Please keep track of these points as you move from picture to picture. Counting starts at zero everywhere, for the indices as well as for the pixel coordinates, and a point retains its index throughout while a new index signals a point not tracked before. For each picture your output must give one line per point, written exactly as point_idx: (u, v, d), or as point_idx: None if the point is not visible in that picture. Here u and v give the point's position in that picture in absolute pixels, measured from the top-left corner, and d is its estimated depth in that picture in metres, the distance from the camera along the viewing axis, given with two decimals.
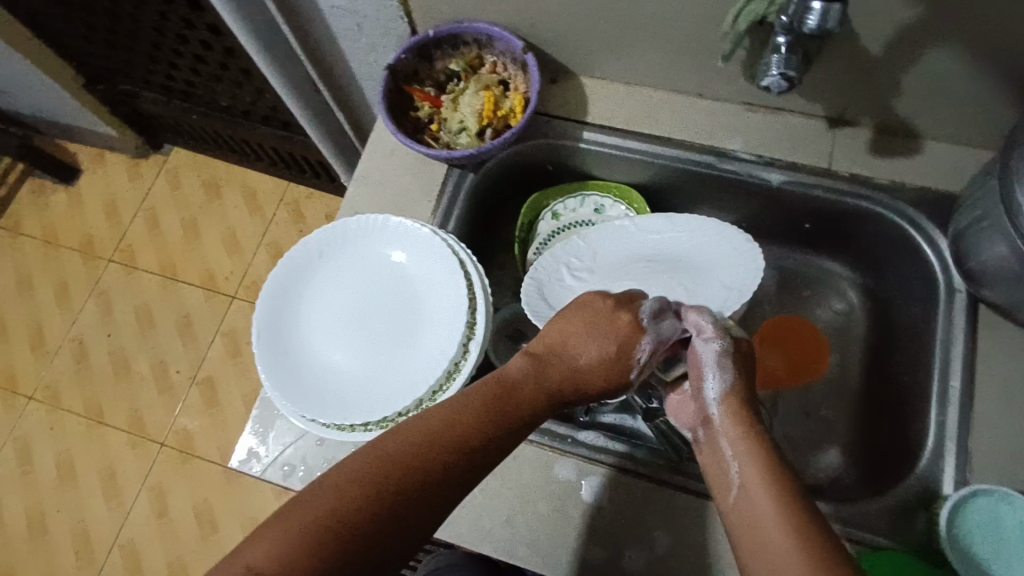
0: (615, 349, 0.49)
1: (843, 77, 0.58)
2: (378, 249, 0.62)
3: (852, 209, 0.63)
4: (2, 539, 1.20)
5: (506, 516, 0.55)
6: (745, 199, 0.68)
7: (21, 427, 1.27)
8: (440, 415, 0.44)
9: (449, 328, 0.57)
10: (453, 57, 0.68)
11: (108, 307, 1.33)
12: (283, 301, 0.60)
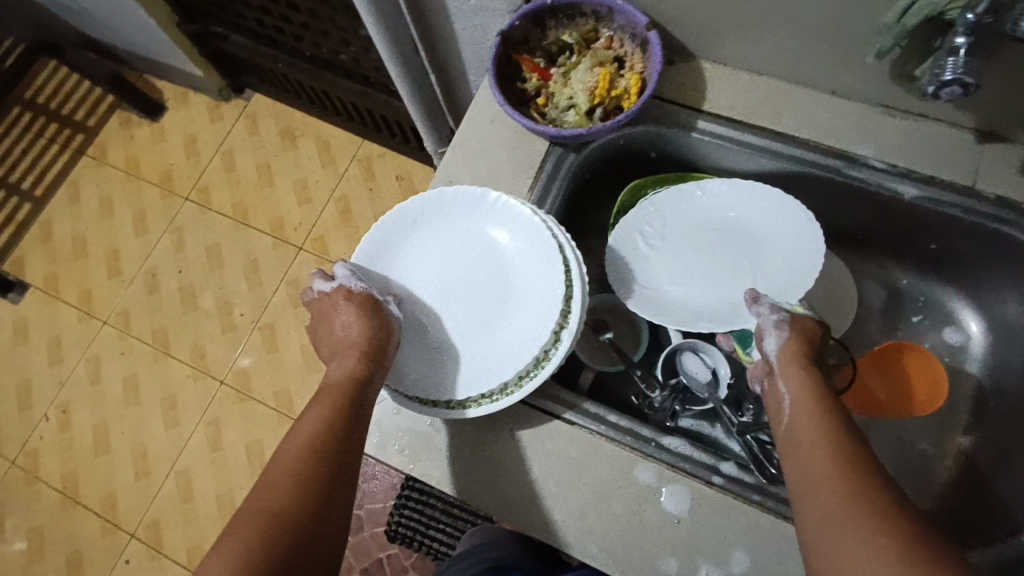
0: (346, 308, 0.56)
1: (1008, 87, 0.53)
2: (475, 223, 0.60)
3: (992, 234, 0.57)
4: (69, 451, 1.27)
5: (580, 511, 0.54)
6: (866, 211, 0.63)
7: (93, 348, 1.33)
8: (312, 417, 0.51)
9: (543, 315, 0.56)
10: (568, 28, 0.64)
11: (181, 243, 1.37)
12: (377, 262, 0.60)
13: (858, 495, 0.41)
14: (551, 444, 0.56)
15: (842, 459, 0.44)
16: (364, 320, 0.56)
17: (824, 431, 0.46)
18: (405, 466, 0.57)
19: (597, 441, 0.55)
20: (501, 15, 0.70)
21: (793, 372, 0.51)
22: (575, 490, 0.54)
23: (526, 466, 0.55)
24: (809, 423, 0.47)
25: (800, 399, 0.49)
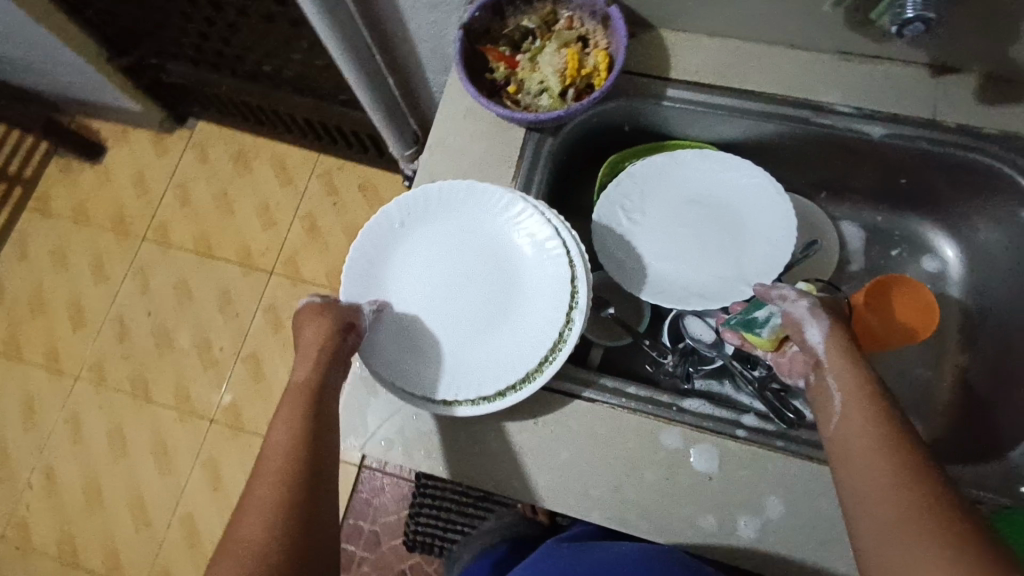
0: (317, 329, 0.53)
1: (956, 22, 0.55)
2: (465, 218, 0.60)
3: (958, 162, 0.60)
4: (61, 515, 1.22)
5: (615, 485, 0.55)
6: (838, 155, 0.65)
7: (69, 405, 1.28)
8: (287, 436, 0.48)
9: (552, 298, 0.57)
10: (527, 14, 0.65)
11: (146, 285, 1.32)
12: (372, 267, 0.59)
13: (915, 488, 0.40)
14: (576, 422, 0.56)
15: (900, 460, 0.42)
16: (332, 334, 0.53)
17: (871, 422, 0.45)
18: (436, 469, 0.57)
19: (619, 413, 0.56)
20: (456, 10, 0.70)
21: (838, 363, 0.48)
22: (607, 464, 0.55)
23: (556, 450, 0.56)
24: (857, 414, 0.45)
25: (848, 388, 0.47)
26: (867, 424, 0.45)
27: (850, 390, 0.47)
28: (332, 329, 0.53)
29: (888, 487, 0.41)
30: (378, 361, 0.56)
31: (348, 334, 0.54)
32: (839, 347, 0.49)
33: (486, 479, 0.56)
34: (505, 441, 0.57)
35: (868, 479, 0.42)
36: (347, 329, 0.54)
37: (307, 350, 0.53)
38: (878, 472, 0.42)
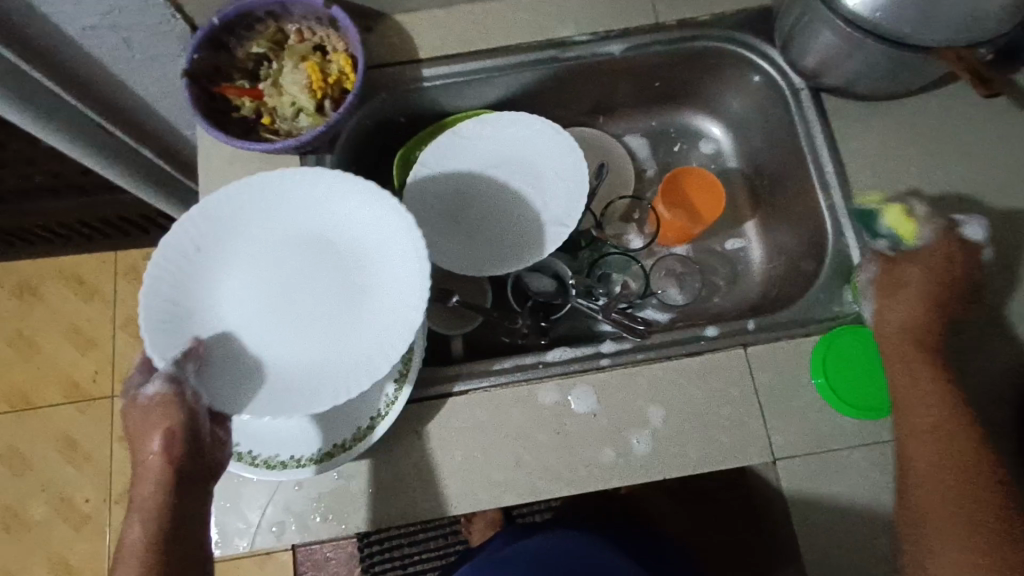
0: (162, 432, 0.47)
1: None
2: (272, 217, 0.52)
3: (692, 52, 0.67)
4: None
5: (516, 461, 0.55)
6: (596, 79, 0.70)
7: None
8: None
9: (407, 270, 0.50)
10: (252, 39, 0.61)
11: None
12: (183, 309, 0.48)
13: (944, 465, 0.51)
14: (455, 419, 0.56)
15: (939, 440, 0.51)
16: (173, 444, 0.47)
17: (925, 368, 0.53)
18: (338, 529, 0.54)
19: (492, 391, 0.57)
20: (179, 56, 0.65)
21: (898, 315, 0.55)
22: (500, 444, 0.55)
23: (448, 453, 0.55)
24: (919, 386, 0.53)
25: (910, 321, 0.55)
26: (909, 389, 0.53)
27: (914, 348, 0.54)
28: (161, 426, 0.47)
29: (928, 463, 0.51)
30: (238, 405, 0.48)
31: (179, 431, 0.47)
32: (908, 306, 0.55)
33: (392, 510, 0.54)
34: (396, 463, 0.55)
35: (915, 426, 0.52)
36: (178, 425, 0.47)
37: (142, 463, 0.48)
38: (924, 443, 0.52)
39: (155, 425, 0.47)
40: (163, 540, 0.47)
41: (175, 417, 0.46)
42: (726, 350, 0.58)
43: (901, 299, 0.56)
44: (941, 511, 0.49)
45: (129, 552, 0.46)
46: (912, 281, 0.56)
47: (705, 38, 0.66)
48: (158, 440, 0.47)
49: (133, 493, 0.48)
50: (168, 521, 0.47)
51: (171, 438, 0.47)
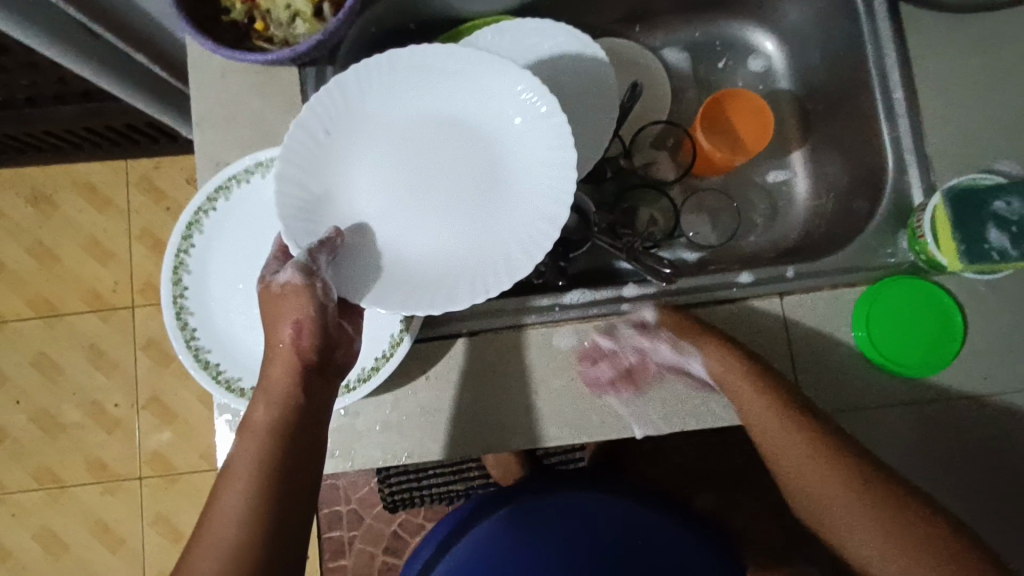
0: (302, 317, 0.53)
1: None
2: (423, 84, 0.59)
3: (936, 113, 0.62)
4: (113, 423, 1.38)
5: (606, 414, 0.61)
6: (859, 85, 0.66)
7: (98, 332, 1.39)
8: (262, 436, 0.51)
9: (531, 148, 0.58)
10: None
11: (157, 219, 1.41)
12: (311, 169, 0.57)
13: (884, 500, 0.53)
14: (559, 379, 0.62)
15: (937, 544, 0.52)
16: (303, 333, 0.54)
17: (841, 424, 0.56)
18: (440, 406, 0.62)
19: (600, 367, 0.62)
20: None
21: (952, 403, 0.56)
22: (585, 414, 0.61)
23: (552, 379, 0.62)
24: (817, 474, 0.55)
25: (757, 410, 0.57)
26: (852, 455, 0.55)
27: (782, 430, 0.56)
28: (294, 310, 0.53)
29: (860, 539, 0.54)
30: (343, 283, 0.56)
31: (304, 321, 0.54)
32: (753, 395, 0.57)
33: (473, 434, 0.62)
34: (494, 393, 0.62)
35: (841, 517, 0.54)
36: (305, 316, 0.54)
37: (270, 347, 0.54)
38: (836, 502, 0.54)
39: (285, 313, 0.54)
40: (287, 421, 0.52)
41: (306, 308, 0.53)
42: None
43: None
44: None
45: (254, 426, 0.52)
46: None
47: (964, 117, 0.61)
48: (289, 327, 0.53)
49: (264, 374, 0.54)
50: (292, 410, 0.52)
51: (300, 327, 0.53)
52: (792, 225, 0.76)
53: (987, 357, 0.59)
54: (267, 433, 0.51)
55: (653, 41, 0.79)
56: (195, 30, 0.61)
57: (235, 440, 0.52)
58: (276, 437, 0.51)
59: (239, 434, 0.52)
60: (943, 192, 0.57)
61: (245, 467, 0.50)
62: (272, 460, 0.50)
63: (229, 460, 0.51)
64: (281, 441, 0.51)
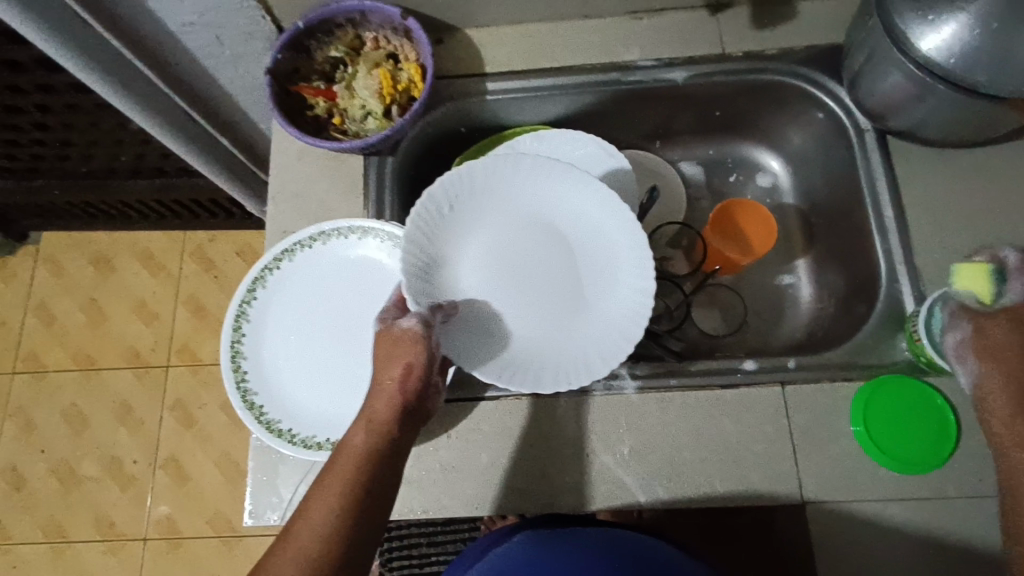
0: (410, 360, 0.58)
1: (923, 109, 0.65)
2: (532, 185, 0.68)
3: (921, 229, 0.69)
4: (129, 480, 1.41)
5: (617, 483, 0.65)
6: (854, 203, 0.75)
7: (131, 389, 1.46)
8: (360, 455, 0.55)
9: (617, 261, 0.66)
10: (410, 70, 0.76)
11: (206, 285, 1.53)
12: (431, 238, 0.65)
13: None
14: (571, 448, 0.66)
15: None
16: (405, 372, 0.58)
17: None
18: (459, 464, 0.66)
19: (609, 438, 0.66)
20: (500, 82, 0.79)
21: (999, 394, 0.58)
22: (596, 484, 0.65)
23: (568, 446, 0.66)
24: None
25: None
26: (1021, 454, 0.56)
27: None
28: (404, 355, 0.58)
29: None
30: (449, 347, 0.63)
31: (415, 366, 0.58)
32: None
33: (489, 494, 0.65)
34: (510, 455, 0.66)
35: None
36: (416, 360, 0.58)
37: (376, 381, 0.58)
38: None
39: (399, 355, 0.58)
40: (379, 452, 0.56)
41: (419, 353, 0.58)
42: (829, 509, 0.62)
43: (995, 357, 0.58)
44: None
45: (352, 447, 0.56)
46: None
47: (948, 235, 0.68)
48: (399, 367, 0.58)
49: (366, 405, 0.58)
50: (386, 443, 0.56)
51: (410, 368, 0.58)
52: (798, 325, 0.82)
53: (984, 457, 0.62)
54: (365, 456, 0.55)
55: (671, 155, 0.90)
56: (284, 121, 0.72)
57: (333, 459, 0.56)
58: (371, 464, 0.55)
59: (337, 452, 0.56)
60: (928, 301, 0.64)
61: (335, 485, 0.54)
62: (363, 481, 0.54)
63: (322, 476, 0.55)
64: (370, 469, 0.55)
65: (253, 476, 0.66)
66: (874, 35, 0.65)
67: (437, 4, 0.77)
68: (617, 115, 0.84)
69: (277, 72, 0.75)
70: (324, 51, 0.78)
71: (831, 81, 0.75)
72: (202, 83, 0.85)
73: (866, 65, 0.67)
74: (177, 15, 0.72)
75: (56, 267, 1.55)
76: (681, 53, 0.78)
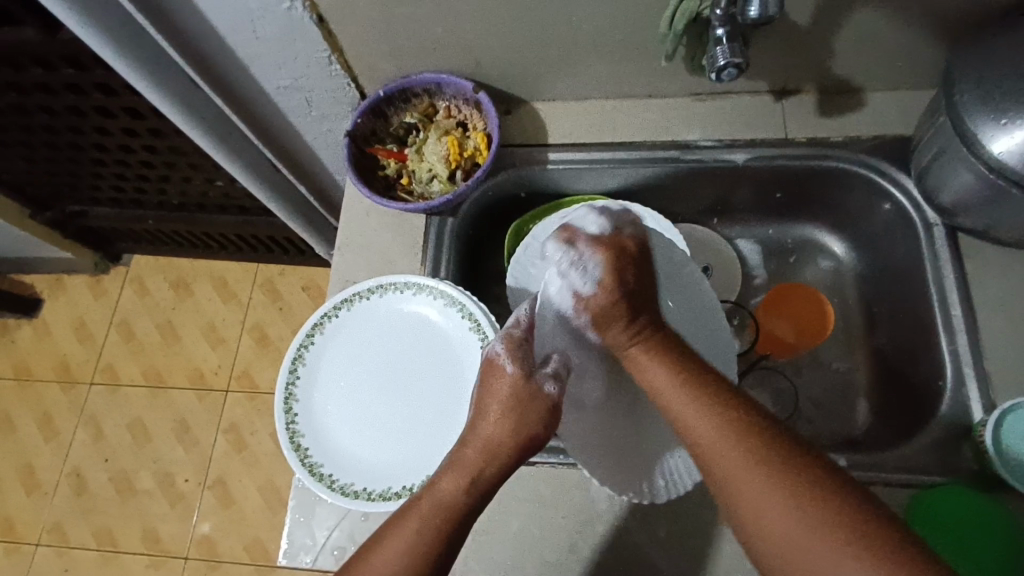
0: (519, 430, 0.59)
1: (994, 209, 0.63)
2: None
3: (990, 332, 0.66)
4: (178, 496, 1.47)
5: (649, 563, 0.63)
6: (918, 296, 0.72)
7: (192, 408, 1.54)
8: (440, 504, 0.56)
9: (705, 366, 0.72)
10: (479, 139, 0.81)
11: (272, 317, 1.61)
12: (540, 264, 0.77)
13: (768, 483, 0.48)
14: (604, 525, 0.65)
15: (748, 434, 0.51)
16: (516, 434, 0.58)
17: (719, 421, 0.52)
18: (490, 527, 0.66)
19: (644, 517, 0.65)
20: (560, 151, 0.83)
21: (653, 368, 0.59)
22: (628, 563, 0.64)
23: (602, 520, 0.65)
24: (719, 412, 0.53)
25: (671, 390, 0.56)
26: (701, 414, 0.53)
27: (683, 385, 0.56)
28: (528, 421, 0.59)
29: (768, 492, 0.48)
30: None
31: (535, 440, 0.60)
32: (665, 372, 0.58)
33: (516, 562, 0.65)
34: (542, 525, 0.66)
35: (757, 496, 0.49)
36: (538, 432, 0.60)
37: (479, 436, 0.59)
38: (752, 483, 0.49)
39: (525, 420, 0.59)
40: (465, 510, 0.56)
41: (542, 423, 0.60)
42: None
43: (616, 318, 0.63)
44: (747, 483, 0.49)
45: (435, 495, 0.56)
46: (694, 369, 0.57)
47: (1022, 343, 0.65)
48: (520, 433, 0.59)
49: (457, 454, 0.59)
50: (477, 501, 0.57)
51: (529, 439, 0.59)
52: (854, 418, 0.78)
53: None
54: (449, 511, 0.55)
55: (729, 231, 0.90)
56: (357, 179, 0.78)
57: (415, 500, 0.56)
58: (453, 521, 0.55)
59: (423, 495, 0.56)
60: (998, 410, 0.60)
61: (411, 531, 0.54)
62: (441, 539, 0.54)
63: (402, 519, 0.55)
64: (453, 524, 0.55)
65: (292, 516, 0.68)
66: (943, 133, 0.64)
67: (508, 80, 0.81)
68: (675, 190, 0.85)
69: (355, 134, 0.81)
70: (400, 117, 0.83)
71: (898, 172, 0.74)
72: (289, 136, 0.93)
73: (935, 161, 0.66)
74: (274, 79, 0.80)
75: (141, 288, 1.67)
76: (743, 135, 0.79)
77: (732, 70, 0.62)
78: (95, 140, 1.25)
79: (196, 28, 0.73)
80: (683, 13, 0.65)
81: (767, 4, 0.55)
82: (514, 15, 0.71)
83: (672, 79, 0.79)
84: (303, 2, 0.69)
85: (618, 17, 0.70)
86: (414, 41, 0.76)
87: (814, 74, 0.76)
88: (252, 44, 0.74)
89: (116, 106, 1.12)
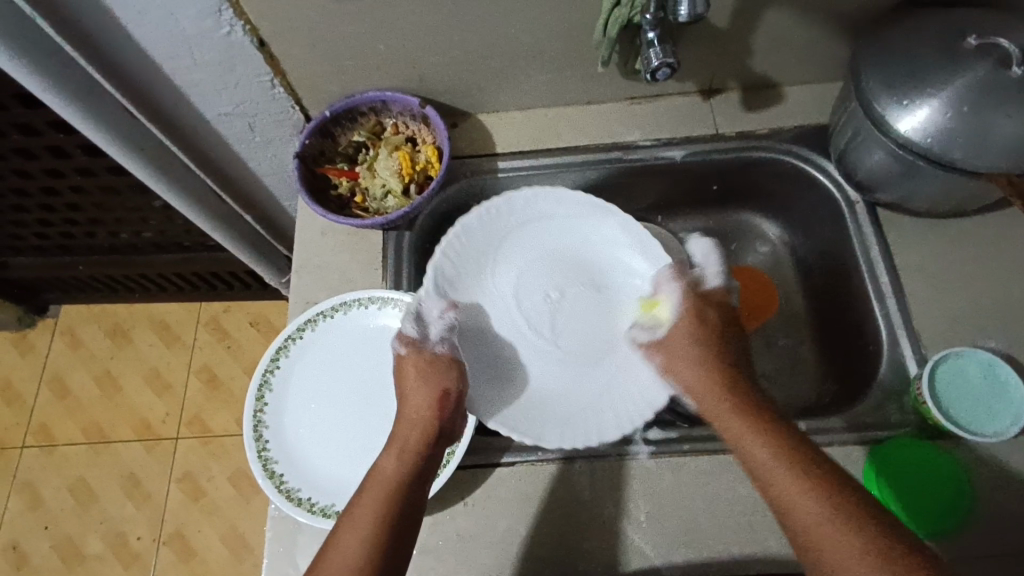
0: (435, 395, 0.63)
1: (904, 181, 0.70)
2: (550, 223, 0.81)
3: (914, 294, 0.73)
4: (130, 555, 1.38)
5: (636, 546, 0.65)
6: (850, 267, 0.79)
7: (140, 458, 1.46)
8: (387, 477, 0.58)
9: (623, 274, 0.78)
10: (429, 150, 0.83)
11: (222, 354, 1.56)
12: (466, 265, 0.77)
13: (851, 540, 0.50)
14: (587, 516, 0.67)
15: (853, 520, 0.50)
16: (432, 398, 0.63)
17: (827, 499, 0.52)
18: (476, 534, 0.66)
19: (624, 502, 0.67)
20: (512, 159, 0.85)
21: (745, 428, 0.59)
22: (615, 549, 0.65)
23: (587, 511, 0.67)
24: (808, 491, 0.53)
25: (775, 471, 0.55)
26: (799, 490, 0.53)
27: (775, 450, 0.56)
28: (438, 384, 0.64)
29: None
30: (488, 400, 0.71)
31: (450, 392, 0.64)
32: (765, 436, 0.57)
33: (505, 564, 0.65)
34: (528, 524, 0.67)
35: (823, 527, 0.51)
36: (452, 386, 0.65)
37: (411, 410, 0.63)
38: None
39: (433, 384, 0.64)
40: (411, 480, 0.58)
41: (450, 376, 0.65)
42: None
43: (688, 366, 0.65)
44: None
45: (383, 477, 0.58)
46: (781, 424, 0.58)
47: (942, 302, 0.72)
48: (433, 395, 0.63)
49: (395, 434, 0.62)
50: (418, 466, 0.60)
51: (443, 396, 0.64)
52: (805, 388, 0.84)
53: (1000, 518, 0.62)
54: (396, 485, 0.58)
55: (673, 225, 0.95)
56: (309, 199, 0.78)
57: (365, 486, 0.58)
58: (400, 485, 0.58)
59: (370, 478, 0.58)
60: (928, 363, 0.66)
61: (365, 513, 0.55)
62: (396, 506, 0.56)
63: (352, 508, 0.56)
64: (403, 496, 0.57)
65: (271, 547, 0.66)
66: (853, 119, 0.71)
67: (452, 93, 0.84)
68: (621, 191, 0.89)
69: (304, 156, 0.81)
70: (348, 136, 0.84)
71: (819, 157, 0.81)
72: (233, 164, 0.92)
73: (851, 144, 0.73)
74: (215, 106, 0.79)
75: (74, 339, 1.58)
76: (678, 134, 0.84)
77: (665, 70, 0.67)
78: (16, 185, 1.19)
79: (130, 58, 0.71)
80: (614, 22, 0.69)
81: (694, 3, 0.59)
82: (455, 29, 0.73)
83: (608, 84, 0.83)
84: (242, 26, 0.69)
85: (554, 26, 0.73)
86: (356, 60, 0.77)
87: (736, 72, 0.82)
88: (190, 71, 0.73)
89: (39, 147, 1.08)
